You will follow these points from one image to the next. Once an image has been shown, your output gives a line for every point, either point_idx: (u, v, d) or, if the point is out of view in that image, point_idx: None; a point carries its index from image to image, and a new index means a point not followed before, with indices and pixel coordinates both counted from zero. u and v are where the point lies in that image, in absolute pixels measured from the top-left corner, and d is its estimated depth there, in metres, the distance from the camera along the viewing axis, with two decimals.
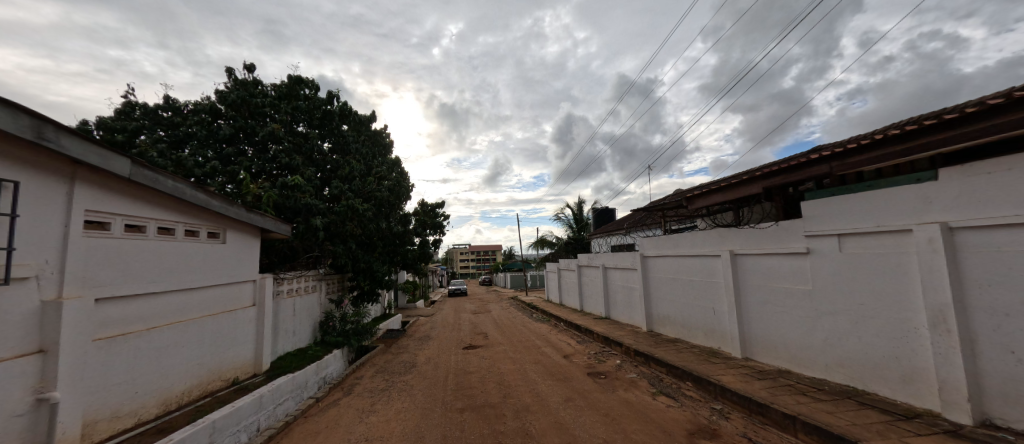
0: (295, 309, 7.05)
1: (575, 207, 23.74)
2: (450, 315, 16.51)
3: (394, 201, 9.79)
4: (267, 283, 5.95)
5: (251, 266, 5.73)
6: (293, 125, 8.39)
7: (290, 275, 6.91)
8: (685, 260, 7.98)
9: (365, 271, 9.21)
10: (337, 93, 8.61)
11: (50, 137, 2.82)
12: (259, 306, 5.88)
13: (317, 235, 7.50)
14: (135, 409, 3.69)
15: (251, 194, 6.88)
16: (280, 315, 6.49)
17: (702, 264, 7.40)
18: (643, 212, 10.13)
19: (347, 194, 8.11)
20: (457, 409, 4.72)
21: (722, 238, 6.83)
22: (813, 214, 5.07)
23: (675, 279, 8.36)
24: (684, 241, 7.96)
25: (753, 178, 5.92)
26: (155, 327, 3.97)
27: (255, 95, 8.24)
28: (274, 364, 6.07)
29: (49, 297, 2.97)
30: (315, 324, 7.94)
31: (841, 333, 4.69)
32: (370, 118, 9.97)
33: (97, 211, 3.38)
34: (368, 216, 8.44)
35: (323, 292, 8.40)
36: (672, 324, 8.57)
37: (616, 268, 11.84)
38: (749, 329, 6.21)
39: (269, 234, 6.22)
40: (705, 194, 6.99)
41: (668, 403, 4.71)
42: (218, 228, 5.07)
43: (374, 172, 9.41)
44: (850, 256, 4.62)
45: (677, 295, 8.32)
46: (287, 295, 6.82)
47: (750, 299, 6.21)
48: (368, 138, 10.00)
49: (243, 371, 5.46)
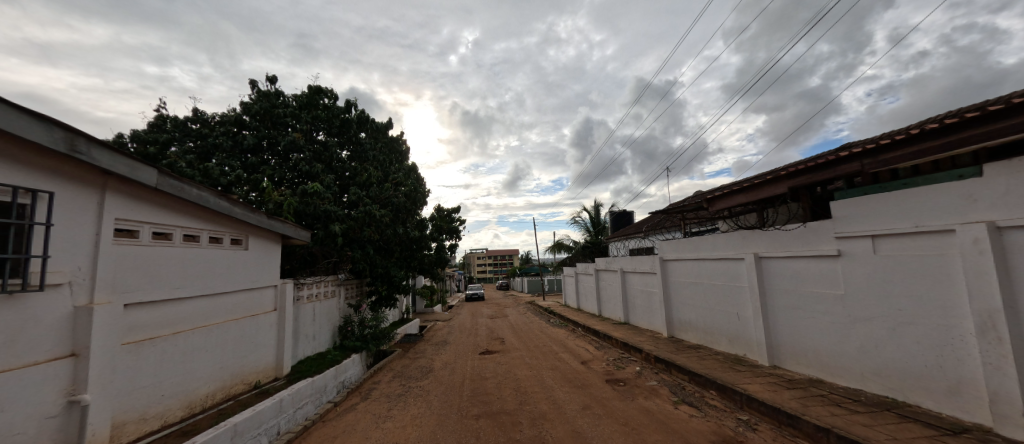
0: (314, 313, 7.22)
1: (592, 212, 23.59)
2: (467, 320, 16.48)
3: (411, 206, 9.85)
4: (287, 288, 6.12)
5: (273, 272, 5.89)
6: (313, 134, 8.66)
7: (310, 281, 7.09)
8: (706, 264, 7.73)
9: (383, 276, 9.36)
10: (354, 101, 8.83)
11: (83, 150, 2.95)
12: (280, 310, 6.04)
13: (335, 241, 7.64)
14: (161, 412, 3.80)
15: (273, 202, 7.16)
16: (300, 320, 6.65)
17: (725, 268, 7.12)
18: (663, 214, 9.79)
19: (364, 200, 8.32)
20: (473, 416, 4.67)
21: (744, 241, 6.60)
22: (843, 214, 4.82)
23: (697, 283, 8.10)
24: (705, 244, 7.71)
25: (777, 178, 5.63)
26: (181, 332, 4.10)
27: (277, 106, 8.50)
28: (294, 369, 6.19)
29: (82, 303, 3.09)
30: (334, 328, 8.09)
31: (879, 341, 4.41)
32: (387, 125, 10.10)
33: (127, 219, 3.53)
34: (384, 222, 8.61)
35: (342, 297, 8.57)
36: (693, 329, 8.30)
37: (635, 272, 11.59)
38: (776, 336, 5.92)
39: (289, 241, 6.42)
40: (725, 195, 6.72)
41: (691, 413, 4.51)
42: (241, 235, 5.22)
43: (391, 178, 9.53)
44: (885, 259, 4.36)
45: (698, 300, 8.05)
46: (307, 301, 7.00)
47: (777, 304, 5.92)
48: (386, 145, 10.13)
49: (265, 375, 5.59)
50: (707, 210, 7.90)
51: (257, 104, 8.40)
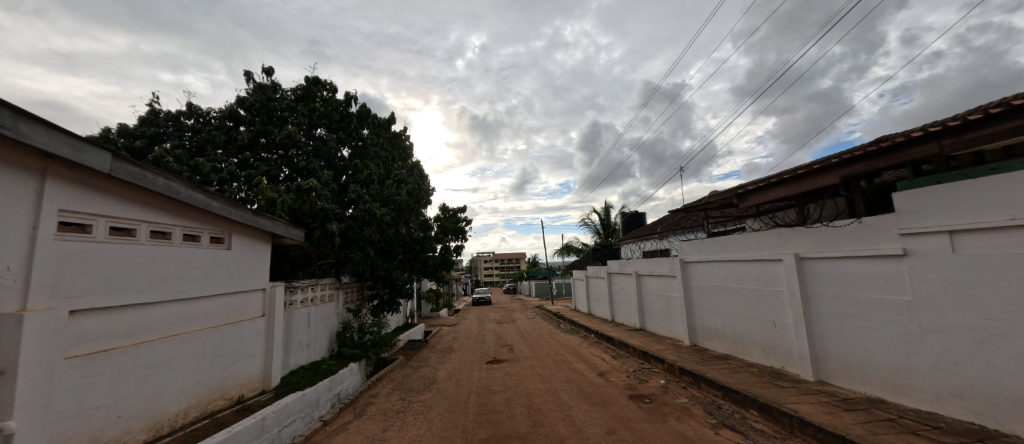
0: (308, 319, 6.72)
1: (602, 214, 23.00)
2: (474, 325, 15.89)
3: (415, 205, 9.23)
4: (277, 292, 5.61)
5: (260, 275, 5.39)
6: (311, 129, 8.17)
7: (304, 284, 6.57)
8: (735, 266, 7.03)
9: (384, 279, 8.86)
10: (354, 94, 8.30)
11: (6, 124, 2.44)
12: (269, 316, 5.52)
13: (333, 241, 7.15)
14: (118, 436, 3.28)
15: (265, 199, 6.70)
16: (291, 327, 6.14)
17: (758, 270, 6.43)
18: (682, 213, 9.10)
19: (364, 198, 7.80)
20: (480, 440, 4.04)
21: (782, 241, 5.92)
22: (908, 207, 4.14)
23: (724, 287, 7.41)
24: (733, 244, 7.03)
25: (822, 168, 4.98)
26: (145, 342, 3.59)
27: (273, 99, 8.06)
28: (284, 380, 5.67)
29: (10, 310, 2.58)
30: (331, 335, 7.57)
31: (960, 356, 3.72)
32: (389, 121, 9.59)
33: (76, 212, 3.02)
34: (385, 221, 8.09)
35: (340, 302, 8.07)
36: (720, 338, 7.61)
37: (651, 276, 10.92)
38: (823, 348, 5.23)
39: (279, 240, 5.92)
40: (758, 189, 6.06)
41: (735, 441, 3.85)
42: (222, 233, 4.72)
43: (393, 175, 8.95)
44: (966, 260, 3.68)
45: (725, 306, 7.37)
46: (301, 305, 6.52)
47: (822, 311, 5.23)
48: (389, 141, 9.59)
49: (250, 388, 5.06)
50: (735, 207, 7.23)
51: (252, 97, 7.93)
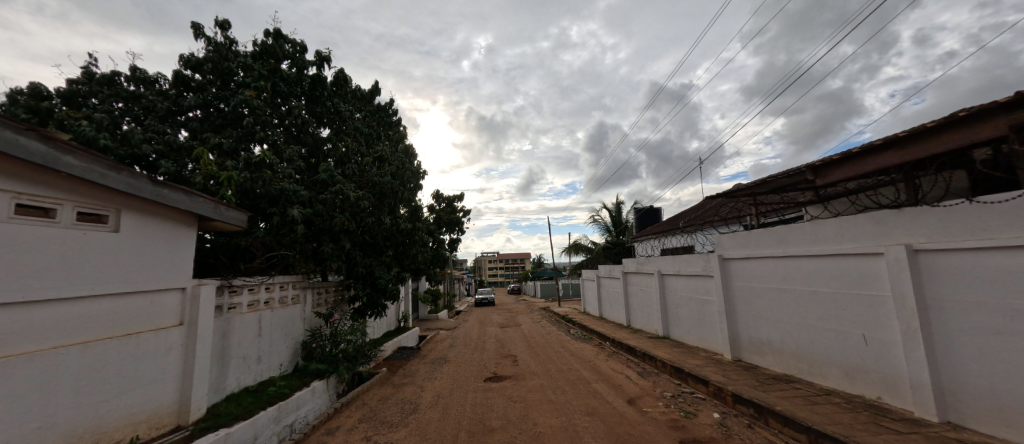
0: (259, 328, 5.33)
1: (614, 210, 21.50)
2: (475, 329, 14.49)
3: (401, 189, 7.82)
4: (203, 293, 4.22)
5: (176, 269, 4.01)
6: (274, 95, 6.76)
7: (253, 283, 5.19)
8: (802, 263, 5.52)
9: (365, 277, 7.47)
10: (326, 53, 6.85)
11: None
12: (190, 326, 4.13)
13: (295, 230, 5.78)
14: None
15: (207, 175, 5.32)
16: (230, 338, 4.76)
17: (840, 269, 4.91)
18: (723, 199, 7.54)
19: (336, 178, 6.41)
20: None
21: (882, 228, 4.38)
22: None
23: (783, 290, 5.89)
24: (800, 235, 5.52)
25: (961, 122, 3.48)
26: None
27: (227, 58, 6.62)
28: (214, 410, 4.29)
29: None
30: (295, 345, 6.19)
31: None
32: (372, 91, 8.16)
33: None
34: (364, 207, 6.71)
35: (309, 304, 6.68)
36: (775, 353, 6.12)
37: (678, 275, 9.40)
38: (954, 378, 3.72)
39: (212, 225, 4.53)
40: (847, 160, 4.54)
41: None
42: (104, 209, 3.34)
43: (374, 153, 7.53)
44: None
45: (784, 314, 5.87)
46: (248, 310, 5.14)
47: (954, 325, 3.72)
48: (372, 115, 8.17)
49: (153, 426, 3.68)
50: (801, 188, 5.71)
51: (203, 55, 6.53)
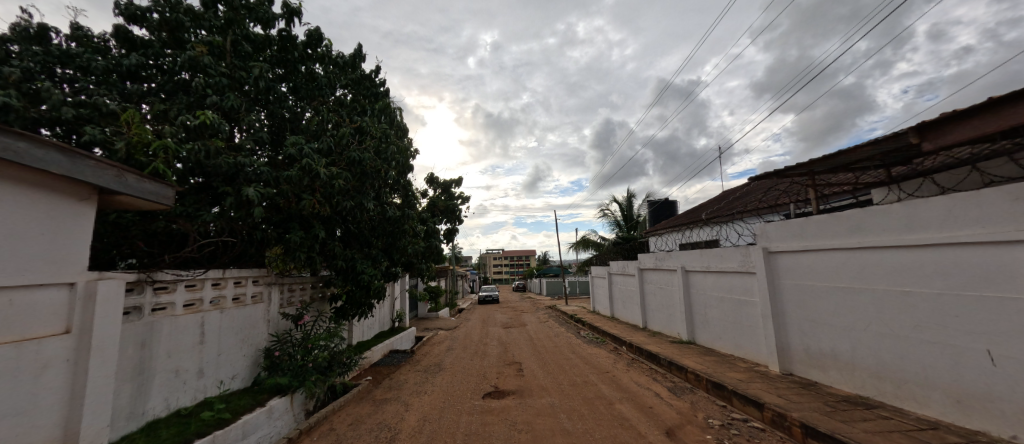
0: (201, 334, 4.28)
1: (624, 204, 20.26)
2: (478, 329, 13.43)
3: (388, 169, 6.68)
4: (105, 290, 3.15)
5: (60, 257, 2.94)
6: (234, 55, 5.66)
7: (192, 277, 4.14)
8: (887, 256, 4.32)
9: (346, 273, 6.38)
10: (296, 4, 5.74)
11: None
12: (83, 335, 3.05)
13: (251, 213, 4.71)
14: None
15: (134, 142, 4.22)
16: (155, 348, 3.70)
17: (951, 263, 3.71)
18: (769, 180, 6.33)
19: (305, 152, 5.30)
20: None
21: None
22: None
23: (857, 290, 4.69)
24: (886, 221, 4.32)
25: None
26: None
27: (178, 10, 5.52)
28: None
29: None
30: (254, 352, 5.15)
31: None
32: (356, 57, 7.03)
33: None
34: (340, 187, 5.60)
35: (274, 304, 5.62)
36: (841, 369, 4.93)
37: (707, 272, 8.20)
38: None
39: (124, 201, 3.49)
40: (972, 115, 3.35)
41: None
42: None
43: (354, 125, 6.39)
44: None
45: (857, 320, 4.67)
46: (185, 311, 4.08)
47: None
48: (355, 85, 7.04)
49: None
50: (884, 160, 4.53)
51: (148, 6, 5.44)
